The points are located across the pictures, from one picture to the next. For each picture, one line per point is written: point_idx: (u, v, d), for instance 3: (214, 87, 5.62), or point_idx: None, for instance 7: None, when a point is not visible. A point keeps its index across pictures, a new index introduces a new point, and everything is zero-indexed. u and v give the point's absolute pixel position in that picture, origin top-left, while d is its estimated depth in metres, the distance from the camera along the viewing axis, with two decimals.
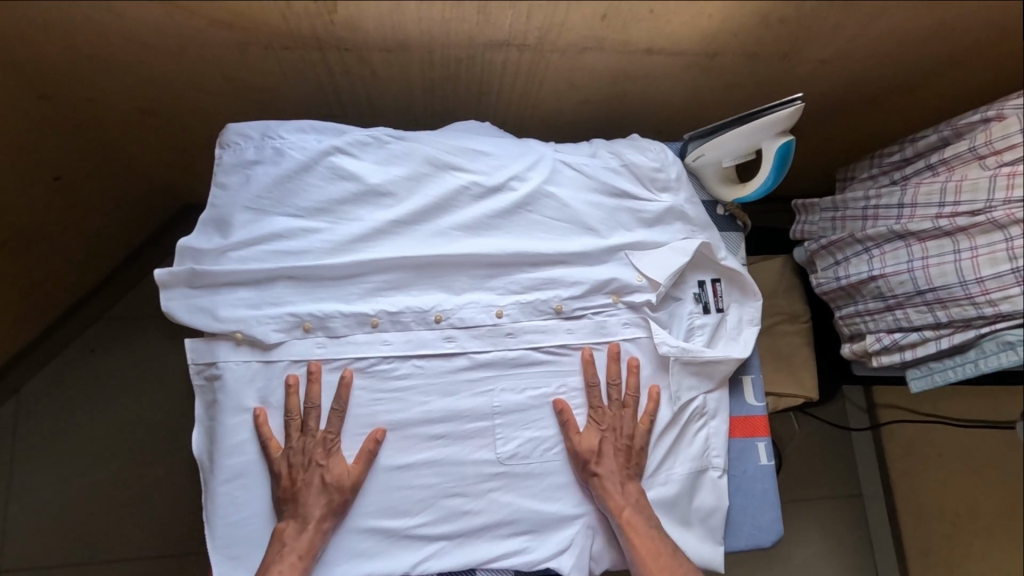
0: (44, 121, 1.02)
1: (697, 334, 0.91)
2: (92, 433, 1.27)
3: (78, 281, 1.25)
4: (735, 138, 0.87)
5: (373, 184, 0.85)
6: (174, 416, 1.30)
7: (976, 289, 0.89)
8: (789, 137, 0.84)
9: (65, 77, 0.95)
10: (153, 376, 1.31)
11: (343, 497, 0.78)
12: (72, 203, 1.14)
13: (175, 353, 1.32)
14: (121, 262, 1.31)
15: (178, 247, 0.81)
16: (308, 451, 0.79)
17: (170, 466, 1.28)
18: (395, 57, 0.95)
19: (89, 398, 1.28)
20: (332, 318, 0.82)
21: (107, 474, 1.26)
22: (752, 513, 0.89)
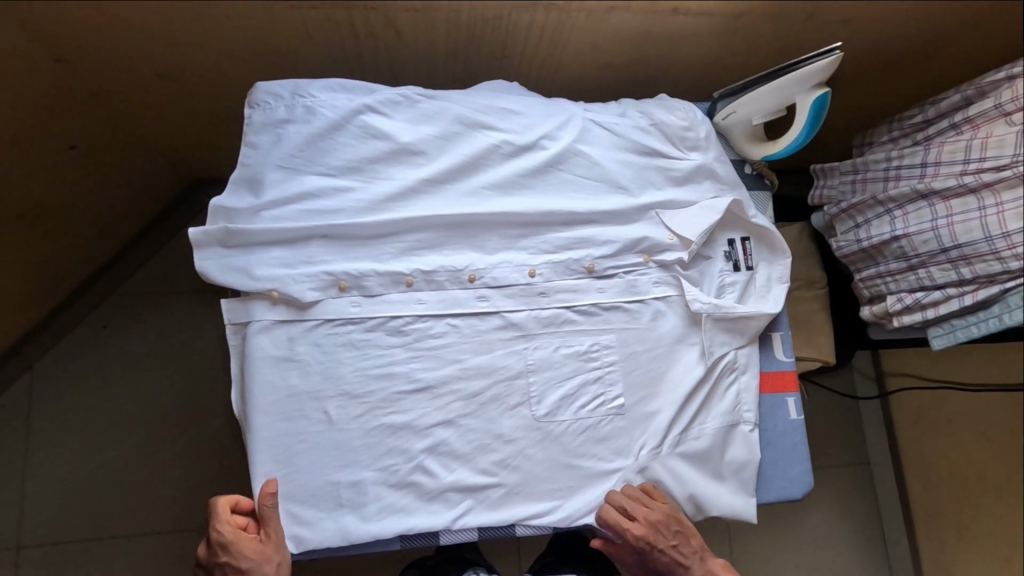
0: (60, 87, 1.00)
1: (727, 292, 0.92)
2: (110, 408, 1.26)
3: (93, 254, 1.23)
4: (771, 92, 0.87)
5: (405, 143, 0.85)
6: (194, 390, 1.29)
7: (1002, 244, 0.90)
8: (824, 90, 0.84)
9: (83, 40, 0.93)
10: (171, 350, 1.30)
11: (276, 555, 0.75)
12: (87, 174, 1.12)
13: (193, 326, 1.32)
14: (133, 235, 1.30)
15: (210, 208, 0.81)
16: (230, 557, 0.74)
17: (193, 439, 1.27)
18: (420, 17, 0.94)
19: (106, 373, 1.27)
20: (367, 277, 0.82)
21: (127, 448, 1.25)
22: (783, 467, 0.90)
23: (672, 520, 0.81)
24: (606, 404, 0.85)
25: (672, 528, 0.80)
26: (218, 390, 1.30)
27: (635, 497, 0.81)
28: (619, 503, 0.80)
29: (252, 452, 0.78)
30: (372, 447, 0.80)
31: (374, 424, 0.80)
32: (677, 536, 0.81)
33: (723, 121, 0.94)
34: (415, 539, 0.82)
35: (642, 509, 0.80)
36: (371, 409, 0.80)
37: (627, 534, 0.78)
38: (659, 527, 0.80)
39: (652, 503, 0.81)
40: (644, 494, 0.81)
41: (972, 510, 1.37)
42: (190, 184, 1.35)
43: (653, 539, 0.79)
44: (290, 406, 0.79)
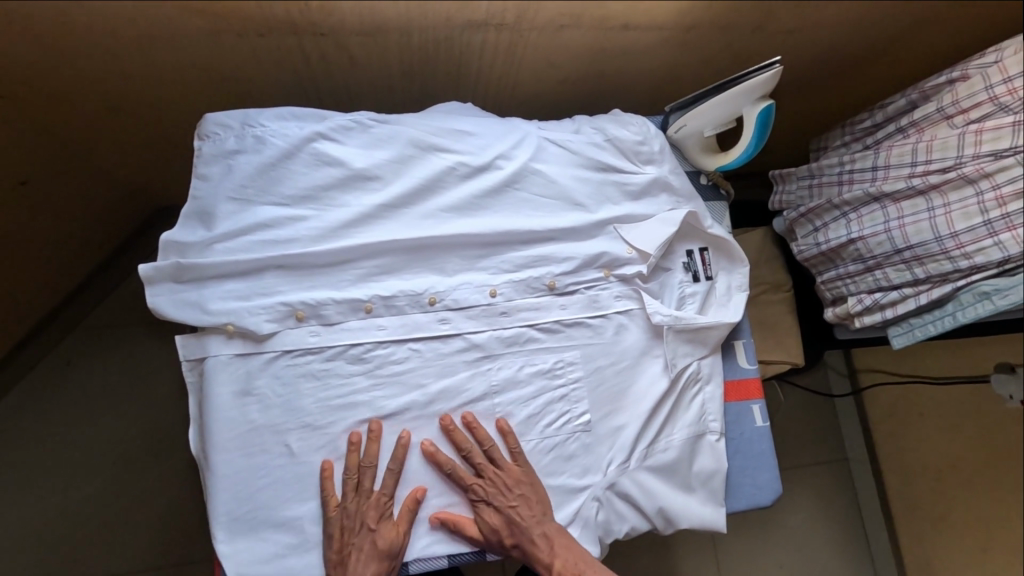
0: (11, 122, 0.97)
1: (688, 303, 0.92)
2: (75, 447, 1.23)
3: (51, 290, 1.20)
4: (716, 107, 0.89)
5: (359, 169, 0.84)
6: (164, 422, 1.27)
7: (951, 244, 0.92)
8: (768, 102, 0.86)
9: (29, 71, 0.90)
10: (134, 384, 1.27)
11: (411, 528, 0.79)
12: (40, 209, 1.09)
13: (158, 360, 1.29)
14: (92, 269, 1.27)
15: (161, 243, 0.79)
16: (361, 513, 0.77)
17: (159, 475, 1.24)
18: (371, 40, 0.94)
19: (69, 411, 1.23)
20: (325, 305, 0.81)
21: (93, 489, 1.21)
22: (752, 474, 0.90)
23: (517, 479, 0.80)
24: (573, 421, 0.85)
25: (514, 486, 0.80)
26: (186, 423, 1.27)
27: (483, 444, 0.81)
28: (458, 442, 0.81)
29: (213, 491, 0.76)
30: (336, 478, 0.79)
31: (338, 454, 0.79)
32: (512, 490, 0.80)
33: (676, 134, 0.94)
34: None
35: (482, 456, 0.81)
36: (333, 440, 0.79)
37: (461, 477, 0.81)
38: (494, 475, 0.80)
39: (499, 453, 0.81)
40: (494, 442, 0.81)
41: (947, 501, 1.38)
42: (152, 214, 1.33)
43: (482, 486, 0.80)
44: (249, 441, 0.77)
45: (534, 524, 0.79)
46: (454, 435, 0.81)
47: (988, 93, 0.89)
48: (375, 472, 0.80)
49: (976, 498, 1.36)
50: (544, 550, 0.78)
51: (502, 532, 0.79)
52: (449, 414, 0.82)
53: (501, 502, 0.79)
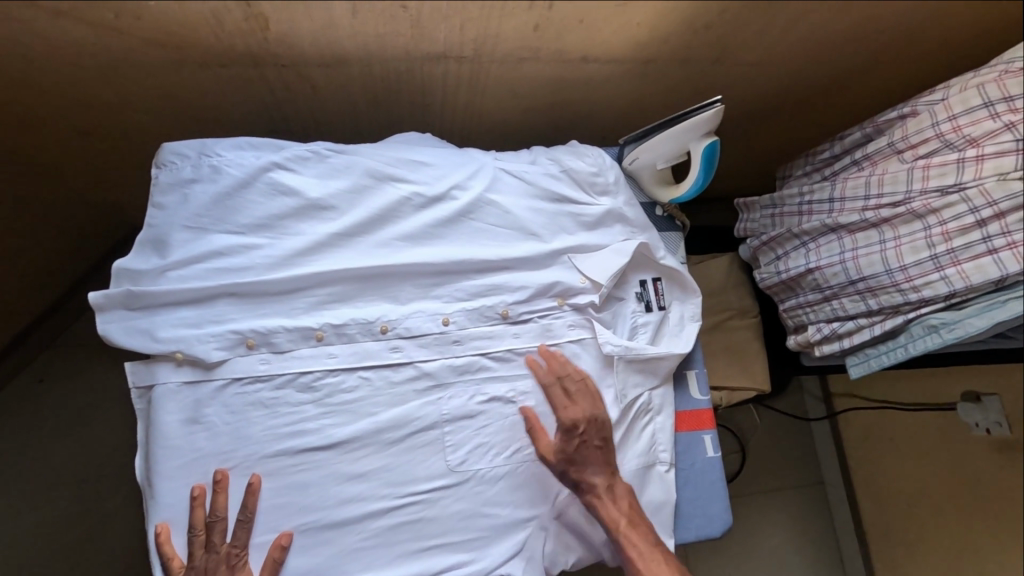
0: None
1: (640, 333, 0.93)
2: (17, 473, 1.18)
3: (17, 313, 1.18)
4: (665, 140, 0.91)
5: (314, 199, 0.86)
6: (129, 447, 1.24)
7: (901, 277, 0.93)
8: (712, 139, 0.88)
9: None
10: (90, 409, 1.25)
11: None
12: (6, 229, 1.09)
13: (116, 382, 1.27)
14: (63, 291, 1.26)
15: (114, 270, 0.80)
16: (212, 570, 0.75)
17: (113, 498, 1.21)
18: (334, 71, 0.96)
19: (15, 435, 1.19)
20: (275, 333, 0.82)
21: (47, 514, 1.18)
22: (701, 505, 0.90)
23: (598, 421, 0.84)
24: (523, 451, 0.85)
25: (596, 423, 0.84)
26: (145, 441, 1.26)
27: (574, 375, 0.87)
28: (557, 368, 0.87)
29: (154, 518, 0.76)
30: (280, 507, 0.79)
31: (283, 483, 0.79)
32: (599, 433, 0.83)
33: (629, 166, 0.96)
34: None
35: (581, 392, 0.86)
36: (277, 469, 0.79)
37: (554, 403, 0.85)
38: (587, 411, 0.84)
39: (589, 387, 0.86)
40: (585, 378, 0.87)
41: (917, 528, 1.38)
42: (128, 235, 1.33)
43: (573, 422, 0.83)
44: (194, 469, 0.77)
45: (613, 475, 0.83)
46: (539, 368, 0.87)
47: (935, 130, 0.90)
48: (228, 523, 0.77)
49: (946, 527, 1.35)
50: (608, 499, 0.81)
51: (572, 463, 0.82)
52: (259, 474, 0.78)
53: (585, 431, 0.83)
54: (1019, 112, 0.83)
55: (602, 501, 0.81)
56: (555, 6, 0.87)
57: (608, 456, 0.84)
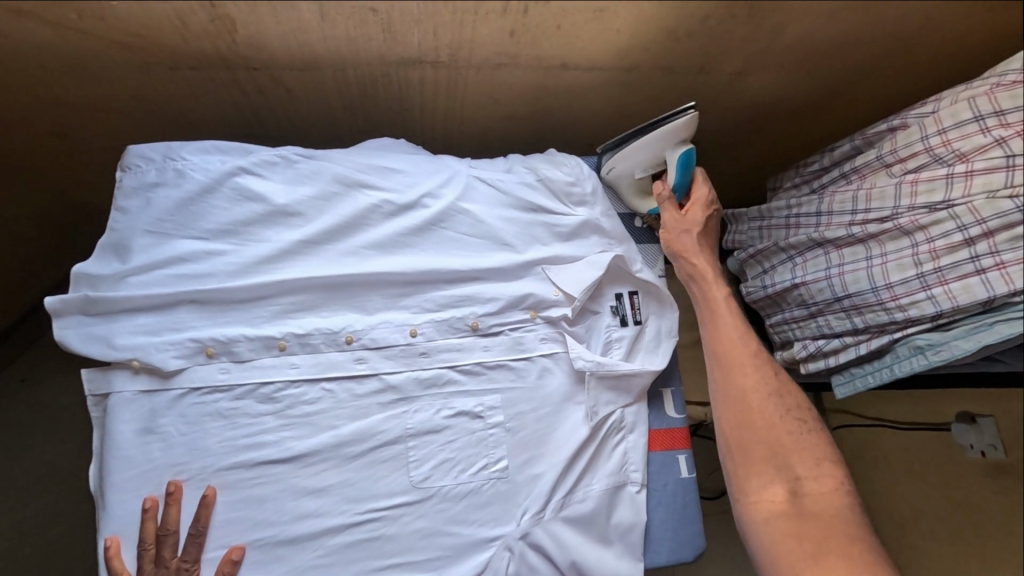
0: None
1: (615, 348, 0.89)
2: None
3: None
4: (639, 150, 0.89)
5: (281, 205, 0.84)
6: None
7: (887, 295, 0.89)
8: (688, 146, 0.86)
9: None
10: (37, 426, 1.14)
11: None
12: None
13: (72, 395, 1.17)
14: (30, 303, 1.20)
15: (73, 276, 0.79)
16: None
17: None
18: (307, 75, 0.94)
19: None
20: (236, 342, 0.80)
21: None
22: (674, 528, 0.86)
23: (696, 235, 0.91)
24: (489, 468, 0.83)
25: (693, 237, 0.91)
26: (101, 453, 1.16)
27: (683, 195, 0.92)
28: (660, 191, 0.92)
29: (103, 532, 0.74)
30: (235, 522, 0.76)
31: (240, 496, 0.77)
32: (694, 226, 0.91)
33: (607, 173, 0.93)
34: None
35: (694, 202, 0.92)
36: (234, 482, 0.77)
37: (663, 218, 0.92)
38: (691, 213, 0.91)
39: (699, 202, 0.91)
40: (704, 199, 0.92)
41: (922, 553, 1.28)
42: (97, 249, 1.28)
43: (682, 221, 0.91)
44: (148, 480, 0.75)
45: (707, 263, 0.90)
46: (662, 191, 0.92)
47: (924, 144, 0.87)
48: (180, 537, 0.75)
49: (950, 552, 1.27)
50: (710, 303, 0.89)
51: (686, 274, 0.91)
52: (214, 486, 0.76)
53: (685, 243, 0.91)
54: (1011, 126, 0.80)
55: (697, 279, 0.90)
56: (531, 11, 0.85)
57: (702, 248, 0.91)
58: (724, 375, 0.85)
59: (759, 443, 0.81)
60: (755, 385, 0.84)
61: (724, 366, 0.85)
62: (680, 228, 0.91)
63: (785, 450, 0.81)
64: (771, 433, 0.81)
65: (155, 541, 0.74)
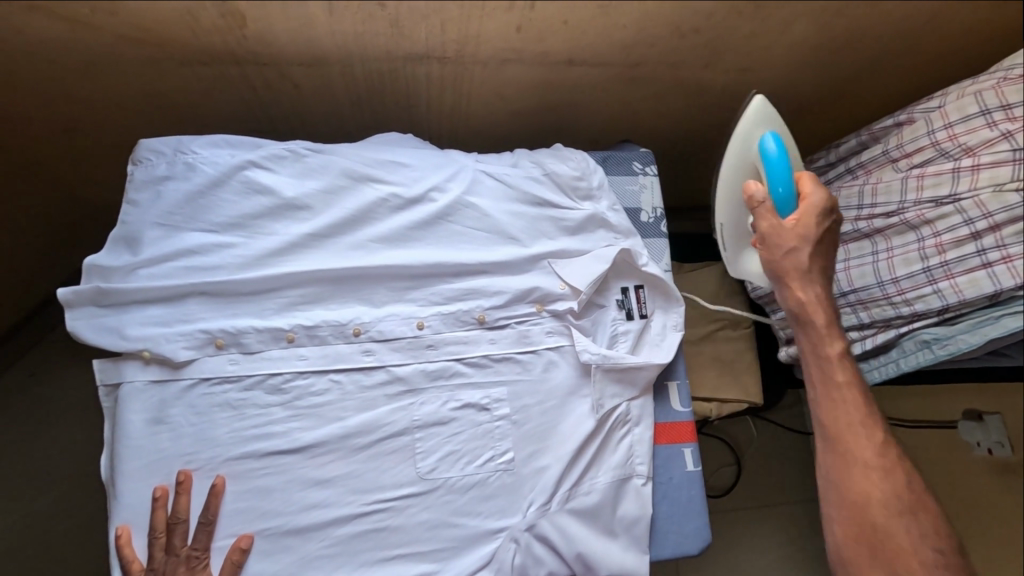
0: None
1: (621, 341, 0.90)
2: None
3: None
4: (733, 169, 0.91)
5: (289, 198, 0.85)
6: None
7: (893, 289, 0.89)
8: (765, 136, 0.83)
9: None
10: (46, 419, 1.15)
11: None
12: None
13: (80, 389, 1.18)
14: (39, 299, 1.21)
15: (85, 267, 0.80)
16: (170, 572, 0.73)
17: None
18: (315, 70, 0.95)
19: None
20: (245, 333, 0.81)
21: None
22: (679, 522, 0.86)
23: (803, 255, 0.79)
24: (495, 460, 0.83)
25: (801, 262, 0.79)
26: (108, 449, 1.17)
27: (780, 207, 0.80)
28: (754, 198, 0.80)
29: (113, 520, 0.75)
30: (242, 512, 0.77)
31: (247, 486, 0.77)
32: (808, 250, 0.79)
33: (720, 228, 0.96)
34: None
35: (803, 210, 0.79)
36: (241, 473, 0.78)
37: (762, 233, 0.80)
38: (797, 225, 0.79)
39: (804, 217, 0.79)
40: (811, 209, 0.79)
41: None
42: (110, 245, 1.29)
43: (787, 237, 0.79)
44: (157, 469, 0.76)
45: (819, 300, 0.79)
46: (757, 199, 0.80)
47: (930, 138, 0.87)
48: (190, 526, 0.75)
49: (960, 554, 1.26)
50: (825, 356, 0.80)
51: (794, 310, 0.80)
52: (223, 476, 0.77)
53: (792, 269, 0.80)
54: (1018, 120, 0.80)
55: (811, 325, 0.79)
56: (537, 6, 0.86)
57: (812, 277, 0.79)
58: (839, 468, 0.79)
59: (867, 544, 0.77)
60: (876, 481, 0.77)
61: (841, 462, 0.79)
62: (787, 249, 0.79)
63: (901, 558, 0.75)
64: (887, 533, 0.76)
65: (165, 529, 0.74)
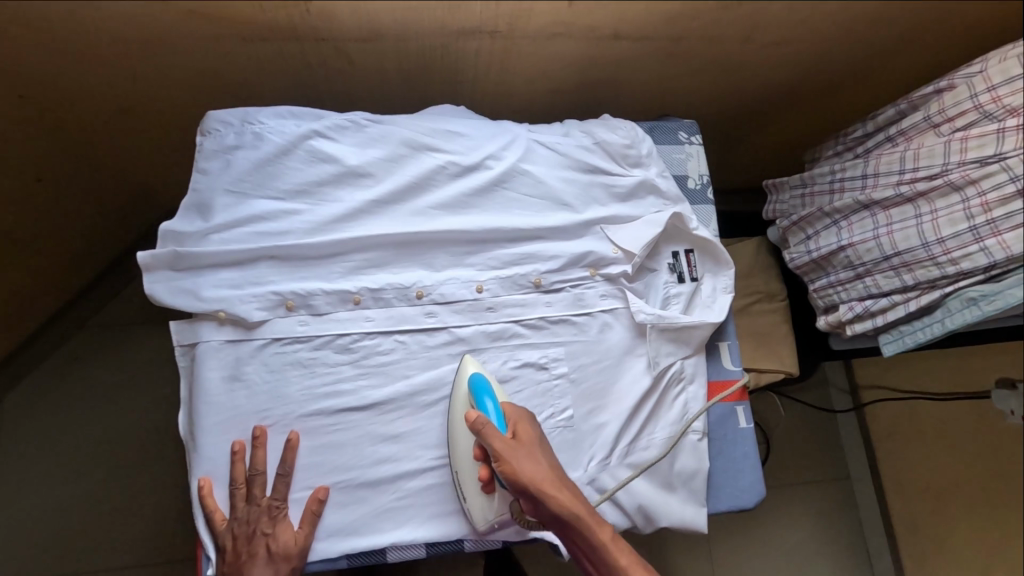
0: (15, 131, 1.02)
1: (673, 303, 0.93)
2: (20, 459, 1.25)
3: (33, 313, 1.25)
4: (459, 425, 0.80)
5: (352, 166, 0.88)
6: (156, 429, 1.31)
7: (938, 250, 0.92)
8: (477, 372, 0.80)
9: (30, 83, 0.98)
10: (91, 397, 1.31)
11: (303, 532, 0.77)
12: (43, 215, 1.15)
13: (117, 372, 1.33)
14: (79, 288, 1.33)
15: (161, 232, 0.82)
16: (253, 521, 0.76)
17: (144, 474, 1.29)
18: (369, 46, 0.98)
19: (21, 422, 1.27)
20: (314, 295, 0.83)
21: (79, 490, 1.26)
22: (734, 477, 0.89)
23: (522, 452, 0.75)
24: (555, 416, 0.86)
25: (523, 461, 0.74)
26: (158, 423, 1.32)
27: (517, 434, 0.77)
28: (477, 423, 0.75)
29: (194, 473, 0.78)
30: (317, 465, 0.80)
31: (321, 442, 0.80)
32: (541, 456, 0.76)
33: (456, 476, 0.80)
34: (361, 557, 0.80)
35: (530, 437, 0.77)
36: (315, 429, 0.81)
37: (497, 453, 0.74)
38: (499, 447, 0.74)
39: (529, 439, 0.77)
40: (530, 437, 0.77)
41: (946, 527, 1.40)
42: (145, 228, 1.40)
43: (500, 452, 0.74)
44: (235, 424, 0.79)
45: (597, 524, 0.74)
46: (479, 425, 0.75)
47: (973, 102, 0.90)
48: (268, 478, 0.78)
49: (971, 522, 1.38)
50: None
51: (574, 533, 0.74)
52: (298, 430, 0.80)
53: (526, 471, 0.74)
54: None
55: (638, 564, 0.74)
56: None
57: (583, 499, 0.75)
58: None
59: None
60: None
61: None
62: (527, 453, 0.75)
63: None
64: None
65: (246, 480, 0.77)
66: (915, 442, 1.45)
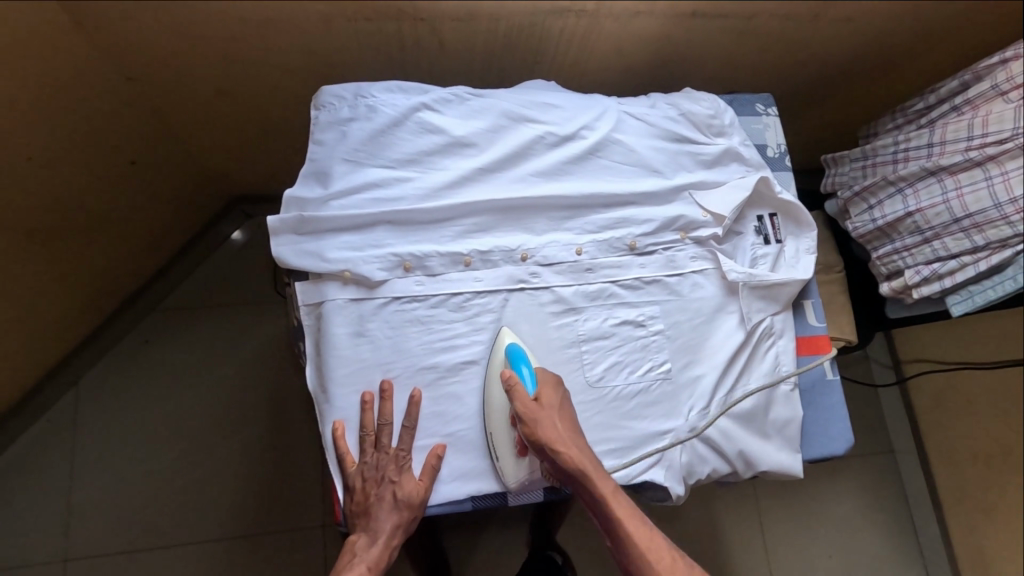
0: (118, 113, 1.09)
1: (761, 263, 0.98)
2: (111, 430, 1.35)
3: (112, 296, 1.33)
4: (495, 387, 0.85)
5: (459, 136, 0.93)
6: (230, 403, 1.40)
7: (1010, 209, 0.98)
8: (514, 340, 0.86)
9: (140, 69, 1.04)
10: (162, 379, 1.40)
11: (425, 484, 0.81)
12: (135, 194, 1.21)
13: (185, 356, 1.41)
14: (151, 275, 1.40)
15: (285, 198, 0.87)
16: (381, 467, 0.81)
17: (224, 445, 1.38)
18: (462, 25, 1.03)
19: (104, 398, 1.36)
20: (429, 257, 0.88)
21: (164, 463, 1.35)
22: (822, 425, 0.96)
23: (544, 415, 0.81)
24: (655, 369, 0.91)
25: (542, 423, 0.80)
26: (233, 397, 1.41)
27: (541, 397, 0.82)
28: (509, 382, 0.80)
29: (326, 421, 0.83)
30: (438, 415, 0.85)
31: (440, 394, 0.85)
32: (559, 417, 0.82)
33: (490, 438, 0.84)
34: (479, 501, 0.86)
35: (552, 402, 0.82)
36: (434, 382, 0.85)
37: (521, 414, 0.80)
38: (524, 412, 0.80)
39: (552, 404, 0.82)
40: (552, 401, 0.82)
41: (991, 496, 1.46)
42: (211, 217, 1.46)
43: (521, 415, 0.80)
44: (361, 378, 0.84)
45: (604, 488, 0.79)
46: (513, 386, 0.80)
47: None
48: (394, 429, 0.83)
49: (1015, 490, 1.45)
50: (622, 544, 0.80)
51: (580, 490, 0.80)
52: (419, 386, 0.85)
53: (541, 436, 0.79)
54: None
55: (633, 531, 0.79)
56: None
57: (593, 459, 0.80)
58: None
59: None
60: None
61: None
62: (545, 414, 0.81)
63: None
64: None
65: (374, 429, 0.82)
66: (966, 412, 1.48)
